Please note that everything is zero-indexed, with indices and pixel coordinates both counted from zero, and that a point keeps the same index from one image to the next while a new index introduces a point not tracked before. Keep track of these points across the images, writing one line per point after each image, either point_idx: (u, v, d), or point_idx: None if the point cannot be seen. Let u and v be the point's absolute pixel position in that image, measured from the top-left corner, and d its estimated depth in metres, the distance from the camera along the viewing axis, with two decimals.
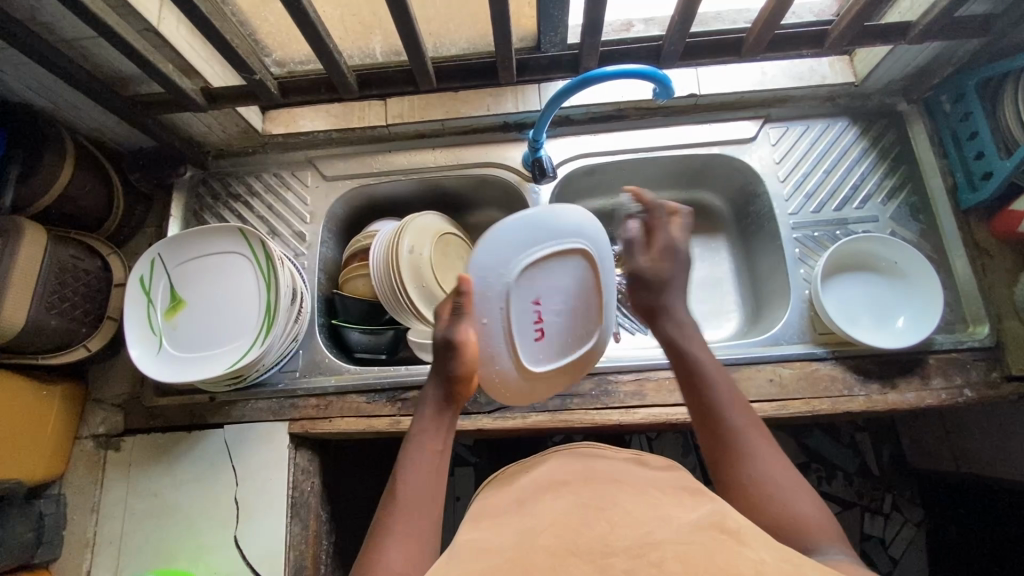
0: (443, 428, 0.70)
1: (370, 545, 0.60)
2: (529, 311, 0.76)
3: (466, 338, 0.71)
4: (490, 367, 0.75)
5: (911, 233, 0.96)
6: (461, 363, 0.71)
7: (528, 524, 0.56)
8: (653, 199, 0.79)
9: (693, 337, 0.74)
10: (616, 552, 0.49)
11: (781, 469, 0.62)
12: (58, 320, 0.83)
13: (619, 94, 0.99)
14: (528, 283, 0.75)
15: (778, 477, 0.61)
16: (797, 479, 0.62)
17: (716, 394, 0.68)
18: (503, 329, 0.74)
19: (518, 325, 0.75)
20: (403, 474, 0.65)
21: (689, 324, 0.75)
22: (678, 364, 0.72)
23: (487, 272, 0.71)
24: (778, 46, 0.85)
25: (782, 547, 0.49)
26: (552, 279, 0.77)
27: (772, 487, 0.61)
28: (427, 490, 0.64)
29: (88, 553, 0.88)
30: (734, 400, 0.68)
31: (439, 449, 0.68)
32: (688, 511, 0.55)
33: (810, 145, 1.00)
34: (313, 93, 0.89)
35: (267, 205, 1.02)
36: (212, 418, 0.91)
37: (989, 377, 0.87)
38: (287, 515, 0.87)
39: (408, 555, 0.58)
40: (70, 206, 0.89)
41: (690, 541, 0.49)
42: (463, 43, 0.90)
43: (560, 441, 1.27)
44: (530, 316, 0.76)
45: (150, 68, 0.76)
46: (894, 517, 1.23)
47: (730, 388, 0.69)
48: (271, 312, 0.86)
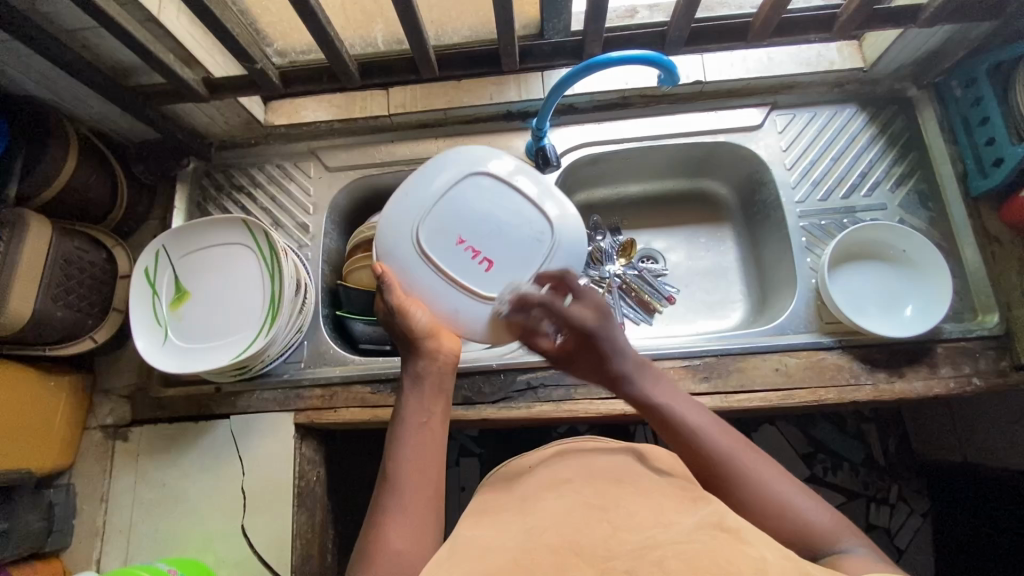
0: (430, 399, 0.69)
1: (371, 524, 0.60)
2: (459, 250, 0.76)
3: (401, 303, 0.73)
4: (459, 321, 0.76)
5: (920, 220, 0.95)
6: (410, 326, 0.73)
7: (533, 522, 0.55)
8: (539, 297, 0.74)
9: (645, 369, 0.71)
10: (619, 555, 0.49)
11: (780, 481, 0.60)
12: (64, 311, 0.84)
13: (623, 81, 0.98)
14: (438, 222, 0.76)
15: (779, 491, 0.59)
16: (794, 481, 0.61)
17: (690, 424, 0.64)
18: (442, 280, 0.75)
19: (449, 265, 0.75)
20: (391, 449, 0.65)
21: (644, 369, 0.71)
22: (643, 404, 0.68)
23: (390, 237, 0.76)
24: (785, 30, 0.84)
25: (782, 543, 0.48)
26: (464, 214, 0.76)
27: (779, 495, 0.59)
28: (423, 461, 0.64)
29: (97, 542, 0.89)
30: (712, 424, 0.65)
31: (427, 421, 0.67)
32: (692, 511, 0.54)
33: (817, 132, 0.99)
34: (316, 82, 0.89)
35: (271, 196, 1.02)
36: (218, 409, 0.92)
37: (998, 366, 0.86)
38: (294, 504, 0.88)
39: (414, 535, 0.58)
40: (75, 198, 0.89)
41: (692, 541, 0.48)
42: (466, 30, 0.89)
43: (565, 432, 1.27)
44: (463, 256, 0.76)
45: (153, 58, 0.76)
46: (899, 508, 1.23)
47: (698, 413, 0.66)
48: (276, 302, 0.86)
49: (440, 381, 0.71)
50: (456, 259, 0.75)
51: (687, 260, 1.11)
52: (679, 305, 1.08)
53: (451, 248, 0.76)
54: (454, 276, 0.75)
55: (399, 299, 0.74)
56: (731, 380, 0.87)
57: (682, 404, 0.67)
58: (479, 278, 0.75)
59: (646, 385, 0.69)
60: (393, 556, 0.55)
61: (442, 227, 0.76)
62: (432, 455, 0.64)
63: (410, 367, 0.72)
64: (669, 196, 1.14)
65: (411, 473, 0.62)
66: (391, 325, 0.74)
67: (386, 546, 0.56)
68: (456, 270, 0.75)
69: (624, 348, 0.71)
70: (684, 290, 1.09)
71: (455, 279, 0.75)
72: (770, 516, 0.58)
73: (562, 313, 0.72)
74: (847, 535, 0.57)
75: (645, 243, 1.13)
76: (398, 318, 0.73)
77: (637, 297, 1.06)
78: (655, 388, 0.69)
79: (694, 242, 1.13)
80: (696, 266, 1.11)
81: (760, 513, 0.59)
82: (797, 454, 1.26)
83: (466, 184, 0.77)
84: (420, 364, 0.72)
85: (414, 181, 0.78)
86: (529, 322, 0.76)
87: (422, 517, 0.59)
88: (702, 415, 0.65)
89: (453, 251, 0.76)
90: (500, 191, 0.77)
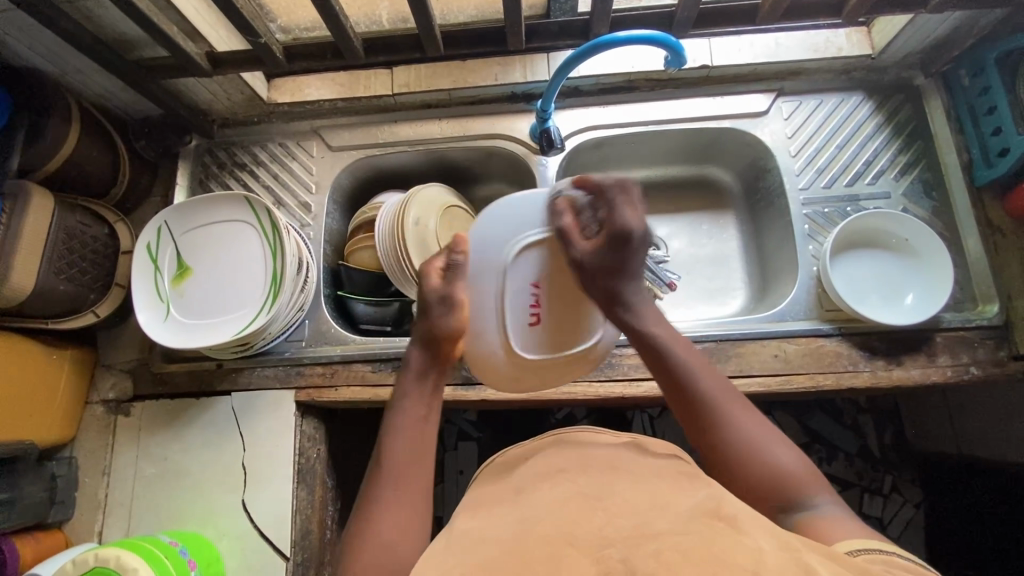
0: (427, 393, 0.70)
1: (360, 516, 0.61)
2: (525, 292, 0.73)
3: (462, 298, 0.70)
4: (479, 339, 0.74)
5: (923, 209, 0.95)
6: (452, 323, 0.70)
7: (531, 513, 0.56)
8: (598, 179, 0.72)
9: (650, 311, 0.72)
10: (613, 542, 0.49)
11: (765, 433, 0.62)
12: (66, 286, 0.84)
13: (629, 64, 0.97)
14: (524, 263, 0.72)
15: (761, 441, 0.61)
16: (773, 431, 0.62)
17: (681, 362, 0.67)
18: (496, 303, 0.72)
19: (511, 303, 0.72)
20: (386, 438, 0.66)
21: (644, 308, 0.72)
22: (638, 335, 0.71)
23: (486, 233, 0.71)
24: (794, 14, 0.83)
25: (777, 534, 0.48)
26: (551, 263, 0.73)
27: (760, 445, 0.61)
28: (417, 456, 0.65)
29: (100, 515, 0.90)
30: (702, 368, 0.67)
31: (423, 416, 0.68)
32: (686, 498, 0.54)
33: (824, 119, 0.98)
34: (319, 58, 0.88)
35: (273, 174, 1.02)
36: (219, 385, 0.92)
37: (996, 356, 0.86)
38: (294, 480, 0.89)
39: (402, 525, 0.59)
40: (77, 172, 0.89)
41: (686, 529, 0.48)
42: (472, 9, 0.88)
43: (563, 417, 1.28)
44: (526, 300, 0.73)
45: (155, 30, 0.75)
46: (892, 497, 1.24)
47: (694, 357, 0.68)
48: (277, 280, 0.86)
49: (442, 379, 0.72)
50: (513, 295, 0.72)
51: (689, 247, 1.11)
52: (680, 290, 1.08)
53: (519, 280, 0.72)
54: (505, 304, 0.72)
55: (461, 292, 0.70)
56: (731, 364, 0.88)
57: (674, 342, 0.69)
58: (518, 317, 0.73)
59: (647, 323, 0.71)
60: (384, 548, 0.57)
61: (529, 264, 0.72)
62: (426, 451, 0.66)
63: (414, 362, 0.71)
64: (672, 182, 1.14)
65: (405, 466, 0.64)
66: (429, 310, 0.71)
67: (377, 537, 0.57)
68: (508, 300, 0.72)
69: (637, 278, 0.73)
70: (686, 277, 1.09)
71: (503, 304, 0.72)
72: (745, 465, 0.60)
73: (615, 207, 0.71)
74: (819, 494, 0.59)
75: None
76: (436, 308, 0.70)
77: None
78: (653, 323, 0.71)
79: (696, 228, 1.13)
80: (699, 253, 1.11)
81: (735, 462, 0.61)
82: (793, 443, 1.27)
83: (536, 225, 0.72)
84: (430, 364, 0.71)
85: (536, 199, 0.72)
86: (584, 209, 0.73)
87: (410, 508, 0.61)
88: (695, 358, 0.68)
89: (517, 286, 0.72)
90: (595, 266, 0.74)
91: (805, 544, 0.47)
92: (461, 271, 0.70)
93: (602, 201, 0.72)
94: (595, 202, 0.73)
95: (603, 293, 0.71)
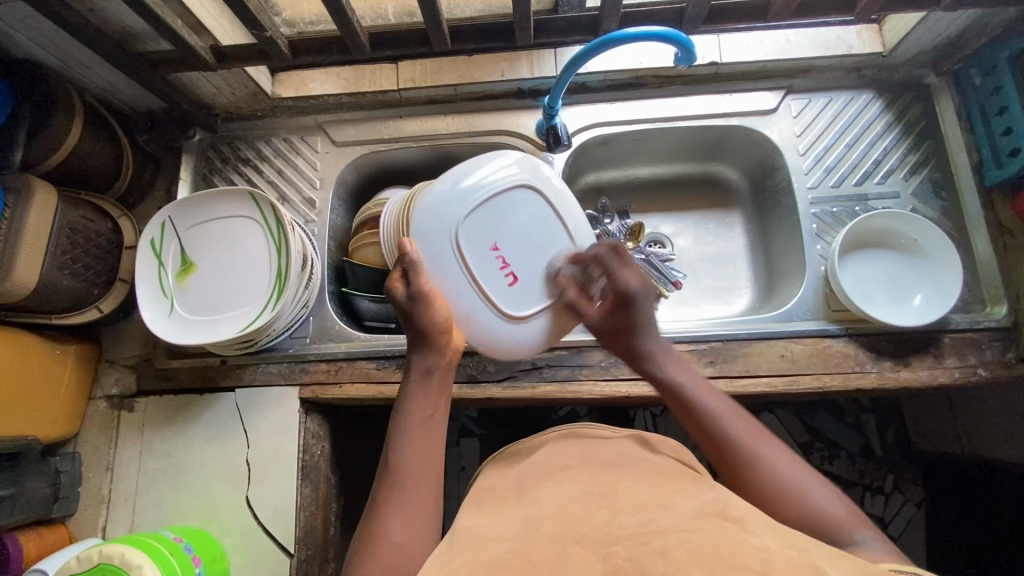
0: (433, 395, 0.70)
1: (370, 519, 0.61)
2: (489, 258, 0.78)
3: (427, 288, 0.73)
4: (467, 322, 0.78)
5: (932, 210, 0.94)
6: (432, 316, 0.72)
7: (537, 508, 0.56)
8: (593, 252, 0.78)
9: (670, 359, 0.73)
10: (620, 540, 0.49)
11: (804, 474, 0.61)
12: (70, 281, 0.83)
13: (637, 60, 0.96)
14: (474, 230, 0.77)
15: (802, 483, 0.60)
16: (810, 470, 0.62)
17: (709, 409, 0.66)
18: (466, 278, 0.77)
19: (482, 273, 0.77)
20: (393, 439, 0.66)
21: (665, 356, 0.73)
22: (665, 384, 0.71)
23: (428, 220, 0.76)
24: (807, 10, 0.82)
25: (784, 533, 0.48)
26: (503, 220, 0.79)
27: (805, 495, 0.59)
28: (426, 459, 0.64)
29: (103, 510, 0.90)
30: (728, 411, 0.66)
31: (430, 414, 0.68)
32: (692, 497, 0.54)
33: (833, 118, 0.97)
34: (325, 53, 0.87)
35: (277, 169, 1.01)
36: (223, 381, 0.92)
37: (1003, 357, 0.86)
38: (298, 477, 0.89)
39: (412, 528, 0.59)
40: (80, 166, 0.88)
41: (694, 527, 0.48)
42: (480, 4, 0.87)
43: (565, 415, 1.28)
44: (493, 264, 0.78)
45: (160, 23, 0.74)
46: (894, 496, 1.24)
47: (720, 399, 0.67)
48: (282, 277, 0.86)
49: (446, 375, 0.72)
50: (483, 262, 0.77)
51: (695, 245, 1.11)
52: (685, 289, 1.07)
53: (480, 244, 0.77)
54: (475, 271, 0.77)
55: (426, 284, 0.73)
56: (737, 364, 0.87)
57: (699, 386, 0.69)
58: (495, 282, 0.78)
59: (669, 371, 0.71)
60: (394, 551, 0.57)
61: (482, 226, 0.77)
62: (435, 452, 0.66)
63: (417, 361, 0.72)
64: (679, 179, 1.13)
65: (414, 470, 0.63)
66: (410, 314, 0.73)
67: (386, 541, 0.58)
68: (481, 269, 0.77)
69: (651, 327, 0.74)
70: (691, 275, 1.08)
71: (475, 273, 0.77)
72: (793, 510, 0.59)
73: (614, 270, 0.75)
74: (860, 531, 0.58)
75: (653, 227, 1.13)
76: (419, 306, 0.72)
77: None
78: (675, 371, 0.71)
79: (702, 226, 1.12)
80: (704, 251, 1.10)
81: (785, 508, 0.59)
82: (796, 442, 1.27)
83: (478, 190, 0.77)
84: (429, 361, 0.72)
85: (480, 166, 0.79)
86: (581, 279, 0.80)
87: (418, 510, 0.61)
88: (722, 401, 0.67)
89: (482, 251, 0.77)
90: (537, 209, 0.80)
91: (814, 545, 0.46)
92: (412, 265, 0.72)
93: (600, 266, 0.77)
94: (587, 265, 0.79)
95: (621, 349, 0.75)
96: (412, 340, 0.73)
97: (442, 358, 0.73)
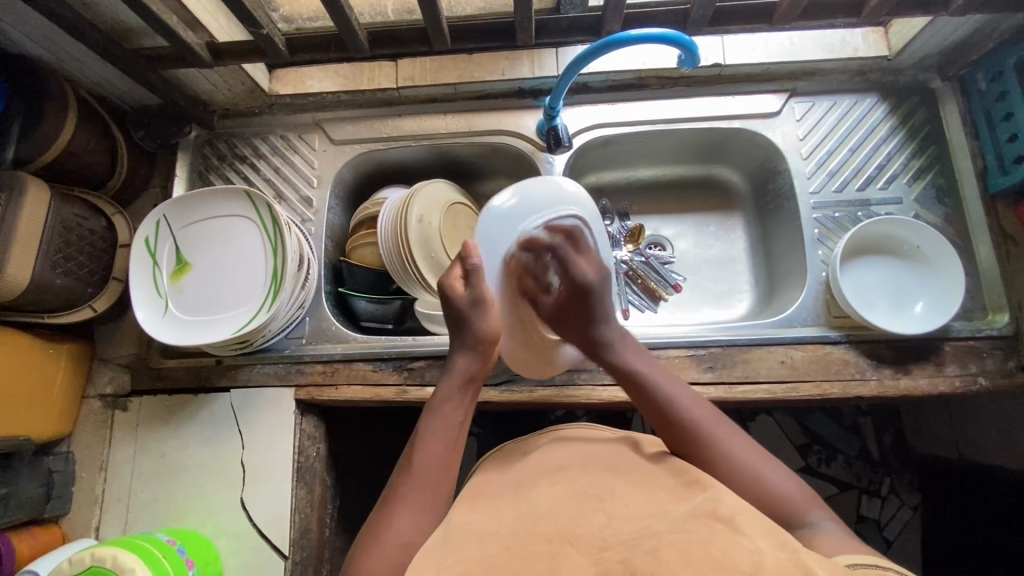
0: (467, 400, 0.71)
1: (380, 514, 0.62)
2: (527, 273, 0.80)
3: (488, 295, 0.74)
4: (498, 336, 0.82)
5: (935, 216, 0.93)
6: (486, 323, 0.73)
7: (530, 508, 0.55)
8: (548, 240, 0.77)
9: (624, 340, 0.76)
10: (612, 544, 0.49)
11: (755, 456, 0.64)
12: (63, 279, 0.83)
13: (640, 61, 0.95)
14: (530, 253, 0.79)
15: (753, 462, 0.63)
16: (759, 450, 0.65)
17: (662, 392, 0.70)
18: (505, 293, 0.79)
19: (518, 289, 0.80)
20: (421, 438, 0.67)
21: (622, 339, 0.76)
22: (620, 368, 0.74)
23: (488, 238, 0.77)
24: (812, 13, 0.81)
25: (776, 533, 0.47)
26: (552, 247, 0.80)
27: (749, 468, 0.63)
28: (447, 462, 0.66)
29: (97, 510, 0.90)
30: (680, 393, 0.70)
31: (460, 421, 0.70)
32: (685, 502, 0.53)
33: (837, 121, 0.96)
34: (322, 51, 0.86)
35: (274, 167, 1.00)
36: (218, 381, 0.91)
37: (1005, 366, 0.85)
38: (293, 479, 0.88)
39: (416, 526, 0.61)
40: (73, 163, 0.87)
41: (686, 530, 0.48)
42: (479, 1, 0.86)
43: (562, 416, 1.27)
44: (533, 285, 0.80)
45: (154, 20, 0.73)
46: (890, 501, 1.24)
47: (672, 382, 0.71)
48: (278, 277, 0.85)
49: (478, 389, 0.74)
50: (523, 283, 0.80)
51: (696, 248, 1.10)
52: (686, 293, 1.06)
53: (524, 265, 0.79)
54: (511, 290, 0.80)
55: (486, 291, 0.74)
56: (736, 370, 0.87)
57: (655, 374, 0.72)
58: (528, 301, 0.81)
59: (623, 353, 0.75)
60: (400, 549, 0.58)
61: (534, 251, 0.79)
62: (456, 457, 0.68)
63: (459, 365, 0.72)
64: (680, 181, 1.12)
65: (436, 471, 0.65)
66: (464, 316, 0.73)
67: (392, 539, 0.59)
68: (517, 286, 0.80)
69: (606, 316, 0.77)
70: (692, 279, 1.08)
71: (510, 291, 0.80)
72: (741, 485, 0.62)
73: (569, 262, 0.77)
74: (818, 514, 0.60)
75: (654, 230, 1.12)
76: (477, 312, 0.73)
77: (644, 284, 1.04)
78: (631, 355, 0.74)
79: (703, 229, 1.11)
80: (705, 254, 1.09)
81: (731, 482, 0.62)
82: (793, 446, 1.27)
83: (535, 218, 0.78)
84: (472, 366, 0.73)
85: (529, 189, 0.80)
86: (536, 265, 0.79)
87: (425, 511, 0.62)
88: (676, 386, 0.70)
89: (524, 269, 0.80)
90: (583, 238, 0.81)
91: (809, 551, 0.46)
92: (479, 274, 0.73)
93: (552, 253, 0.78)
94: (542, 254, 0.79)
95: (581, 342, 0.77)
96: (461, 340, 0.73)
97: (483, 368, 0.74)
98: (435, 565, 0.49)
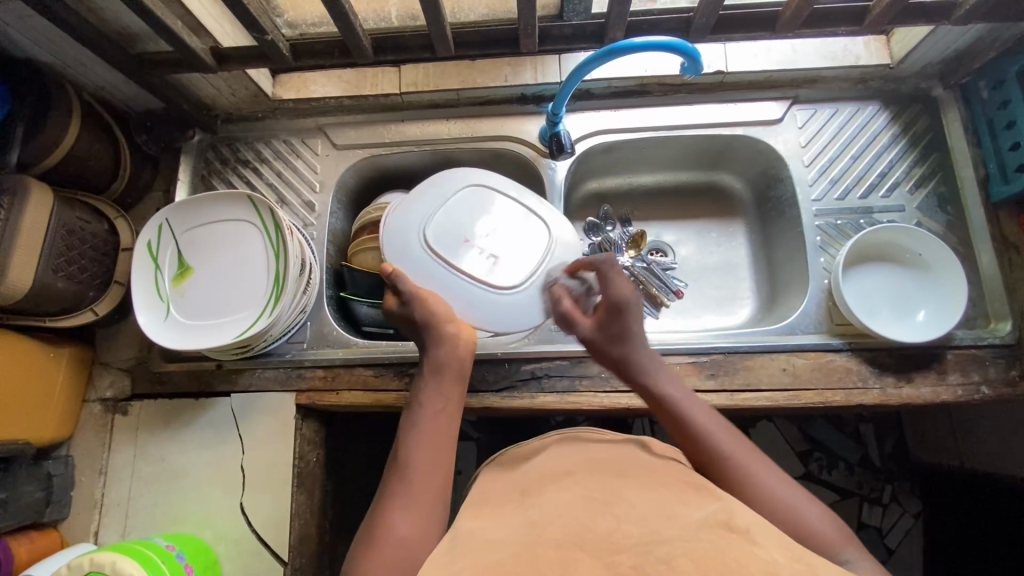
0: (444, 388, 0.72)
1: (377, 510, 0.62)
2: (468, 250, 0.83)
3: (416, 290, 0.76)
4: (473, 312, 0.81)
5: (937, 223, 0.93)
6: (433, 313, 0.75)
7: (536, 513, 0.55)
8: (591, 259, 0.80)
9: (660, 370, 0.73)
10: (626, 549, 0.49)
11: (792, 491, 0.61)
12: (65, 283, 0.82)
13: (643, 67, 0.95)
14: (444, 231, 0.83)
15: (793, 499, 0.60)
16: (796, 488, 0.62)
17: (700, 426, 0.66)
18: (453, 274, 0.81)
19: (466, 264, 0.82)
20: (404, 431, 0.68)
21: (655, 364, 0.74)
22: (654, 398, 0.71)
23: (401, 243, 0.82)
24: (815, 22, 0.81)
25: (787, 540, 0.47)
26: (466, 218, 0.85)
27: (788, 505, 0.60)
28: (435, 452, 0.66)
29: (96, 514, 0.89)
30: (716, 427, 0.66)
31: (442, 408, 0.71)
32: (696, 509, 0.53)
33: (838, 129, 0.97)
34: (326, 57, 0.86)
35: (277, 172, 1.00)
36: (219, 386, 0.91)
37: (1007, 375, 0.85)
38: (293, 484, 0.88)
39: (416, 523, 0.60)
40: (77, 167, 0.87)
41: (693, 536, 0.47)
42: (482, 8, 0.86)
43: (563, 422, 1.27)
44: (472, 253, 0.83)
45: (160, 26, 0.73)
46: (892, 509, 1.23)
47: (708, 415, 0.68)
48: (280, 282, 0.85)
49: (459, 376, 0.74)
50: (469, 257, 0.82)
51: (697, 255, 1.10)
52: (687, 299, 1.06)
53: (452, 242, 0.83)
54: (460, 265, 0.81)
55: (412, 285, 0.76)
56: (738, 378, 0.86)
57: (690, 403, 0.69)
58: (483, 270, 0.82)
59: (657, 381, 0.72)
60: (398, 544, 0.57)
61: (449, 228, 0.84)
62: (445, 446, 0.67)
63: (430, 357, 0.74)
64: (682, 188, 1.12)
65: (426, 463, 0.65)
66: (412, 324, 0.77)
67: (391, 535, 0.58)
68: (469, 263, 0.82)
69: (638, 339, 0.75)
70: (693, 285, 1.08)
71: (460, 268, 0.81)
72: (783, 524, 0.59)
73: (608, 280, 0.77)
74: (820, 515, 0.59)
75: (656, 236, 1.12)
76: (414, 305, 0.75)
77: (645, 290, 1.03)
78: (664, 382, 0.72)
79: (705, 236, 1.11)
80: (707, 261, 1.09)
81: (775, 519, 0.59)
82: (794, 453, 1.26)
83: (428, 196, 0.85)
84: (443, 354, 0.74)
85: (432, 185, 0.86)
86: (579, 292, 0.83)
87: (424, 506, 0.62)
88: (712, 417, 0.67)
89: (465, 245, 0.83)
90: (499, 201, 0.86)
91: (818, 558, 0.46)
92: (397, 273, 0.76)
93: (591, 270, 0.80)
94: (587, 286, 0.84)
95: (613, 364, 0.75)
96: (424, 342, 0.76)
97: (458, 355, 0.75)
98: (438, 571, 0.49)
